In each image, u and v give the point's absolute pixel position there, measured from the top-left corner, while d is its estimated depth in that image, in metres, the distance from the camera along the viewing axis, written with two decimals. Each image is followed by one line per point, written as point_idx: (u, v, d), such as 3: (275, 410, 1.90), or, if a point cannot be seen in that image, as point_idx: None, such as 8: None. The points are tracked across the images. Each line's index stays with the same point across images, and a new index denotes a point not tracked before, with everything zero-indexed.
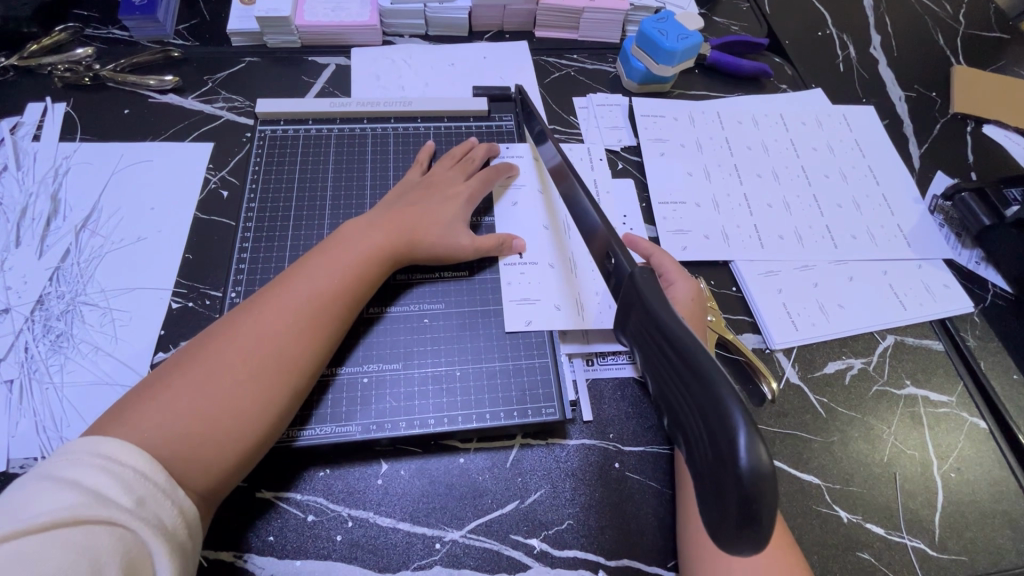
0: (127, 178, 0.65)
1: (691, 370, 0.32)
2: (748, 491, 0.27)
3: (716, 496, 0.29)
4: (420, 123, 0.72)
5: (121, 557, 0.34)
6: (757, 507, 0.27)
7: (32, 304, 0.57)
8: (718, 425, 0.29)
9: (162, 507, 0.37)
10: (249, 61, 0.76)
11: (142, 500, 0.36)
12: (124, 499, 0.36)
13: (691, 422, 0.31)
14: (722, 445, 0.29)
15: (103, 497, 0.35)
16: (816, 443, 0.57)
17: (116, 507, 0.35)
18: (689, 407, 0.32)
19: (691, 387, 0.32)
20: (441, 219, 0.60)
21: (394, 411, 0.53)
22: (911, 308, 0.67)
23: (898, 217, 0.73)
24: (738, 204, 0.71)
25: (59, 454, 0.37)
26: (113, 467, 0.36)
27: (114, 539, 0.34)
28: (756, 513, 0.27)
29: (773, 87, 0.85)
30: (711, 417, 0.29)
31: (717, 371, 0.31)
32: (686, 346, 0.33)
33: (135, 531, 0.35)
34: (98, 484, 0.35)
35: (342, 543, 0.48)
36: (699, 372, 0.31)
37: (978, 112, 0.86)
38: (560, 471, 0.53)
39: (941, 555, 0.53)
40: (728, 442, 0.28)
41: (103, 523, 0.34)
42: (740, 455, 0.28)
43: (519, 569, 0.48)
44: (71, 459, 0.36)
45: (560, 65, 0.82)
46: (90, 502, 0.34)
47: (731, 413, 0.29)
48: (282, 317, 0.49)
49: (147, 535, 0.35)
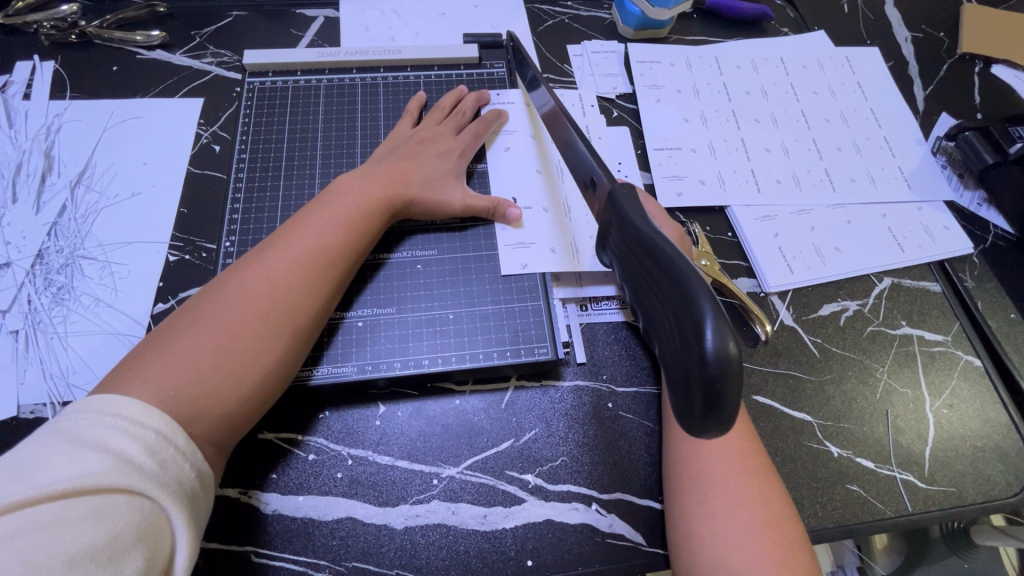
0: (119, 135, 0.65)
1: (674, 289, 0.32)
2: (720, 407, 0.29)
3: (689, 414, 0.30)
4: (410, 72, 0.71)
5: (142, 526, 0.35)
6: (728, 416, 0.29)
7: (32, 258, 0.58)
8: (692, 326, 0.30)
9: (181, 467, 0.39)
10: (236, 15, 0.75)
11: (163, 463, 0.37)
12: (145, 462, 0.36)
13: (672, 352, 0.32)
14: (694, 348, 0.29)
15: (126, 462, 0.35)
16: (809, 382, 0.58)
17: (138, 473, 0.36)
18: (667, 319, 0.32)
19: (667, 297, 0.32)
20: (435, 171, 0.60)
21: (389, 352, 0.54)
22: (908, 248, 0.66)
23: (898, 159, 0.72)
24: (736, 149, 0.70)
25: (80, 412, 0.37)
26: (130, 426, 0.37)
27: (134, 508, 0.35)
28: (726, 416, 0.29)
29: (773, 30, 0.83)
30: (684, 322, 0.30)
31: (698, 284, 0.31)
32: (679, 270, 0.32)
33: (152, 498, 0.36)
34: (119, 446, 0.36)
35: (343, 480, 0.50)
36: (677, 280, 0.31)
37: (986, 52, 0.83)
38: (554, 412, 0.54)
39: (930, 487, 0.54)
40: (700, 344, 0.29)
41: (123, 491, 0.35)
42: (725, 383, 0.28)
43: (514, 503, 0.50)
44: (92, 418, 0.37)
45: (554, 12, 0.80)
46: (110, 471, 0.34)
47: (704, 320, 0.29)
48: (290, 274, 0.49)
49: (167, 502, 0.37)
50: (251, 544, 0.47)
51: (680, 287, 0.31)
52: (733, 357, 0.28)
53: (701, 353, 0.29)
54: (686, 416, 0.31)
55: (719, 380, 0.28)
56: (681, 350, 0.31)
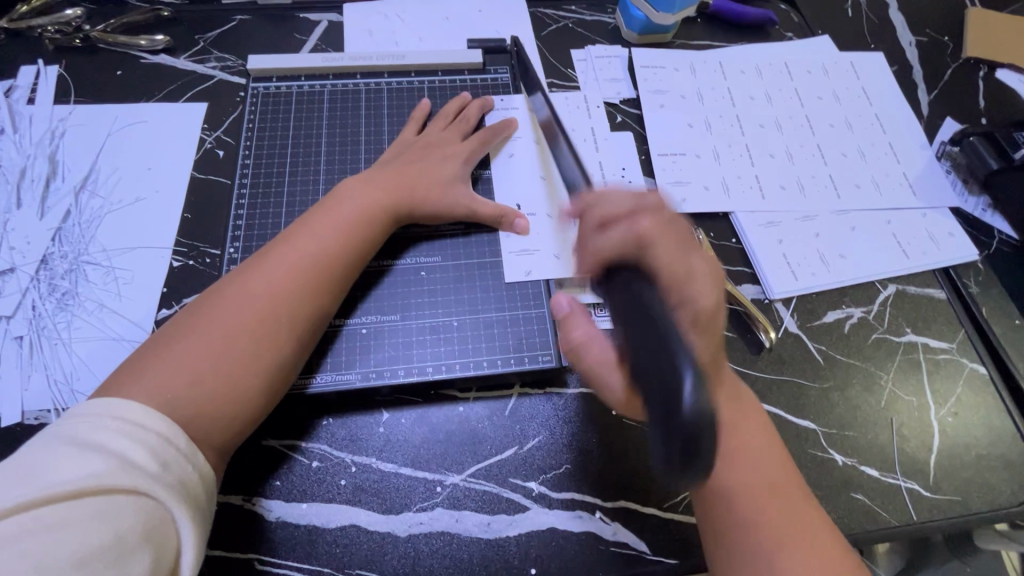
0: (123, 140, 0.65)
1: (654, 343, 0.33)
2: (695, 458, 0.30)
3: (667, 460, 0.31)
4: (414, 77, 0.71)
5: (147, 526, 0.35)
6: (702, 465, 0.30)
7: (36, 263, 0.58)
8: (669, 379, 0.31)
9: (183, 468, 0.38)
10: (239, 19, 0.75)
11: (166, 464, 0.37)
12: (148, 463, 0.36)
13: (652, 401, 0.33)
14: (669, 401, 0.31)
15: (129, 463, 0.35)
16: (813, 389, 0.58)
17: (141, 473, 0.36)
18: (644, 370, 0.34)
19: (647, 348, 0.33)
20: (439, 175, 0.60)
21: (393, 359, 0.54)
22: (913, 255, 0.66)
23: (903, 165, 0.72)
24: (740, 155, 0.70)
25: (82, 415, 0.37)
26: (132, 428, 0.37)
27: (139, 508, 0.35)
28: (701, 464, 0.30)
29: (778, 35, 0.82)
30: (662, 374, 0.31)
31: (676, 340, 0.32)
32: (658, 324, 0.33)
33: (157, 498, 0.36)
34: (122, 448, 0.36)
35: (347, 487, 0.50)
36: (657, 335, 0.33)
37: (991, 57, 0.83)
38: (558, 419, 0.54)
39: (935, 495, 0.54)
40: (674, 397, 0.30)
41: (126, 491, 0.35)
42: (699, 433, 0.29)
43: (518, 511, 0.50)
44: (94, 420, 0.37)
45: (558, 17, 0.80)
46: (114, 471, 0.35)
47: (679, 376, 0.30)
48: (291, 278, 0.49)
49: (171, 501, 0.36)
50: (255, 551, 0.47)
51: (660, 342, 0.32)
52: (706, 411, 0.29)
53: (675, 406, 0.30)
54: (665, 462, 0.32)
55: (694, 431, 0.29)
56: (659, 400, 0.32)
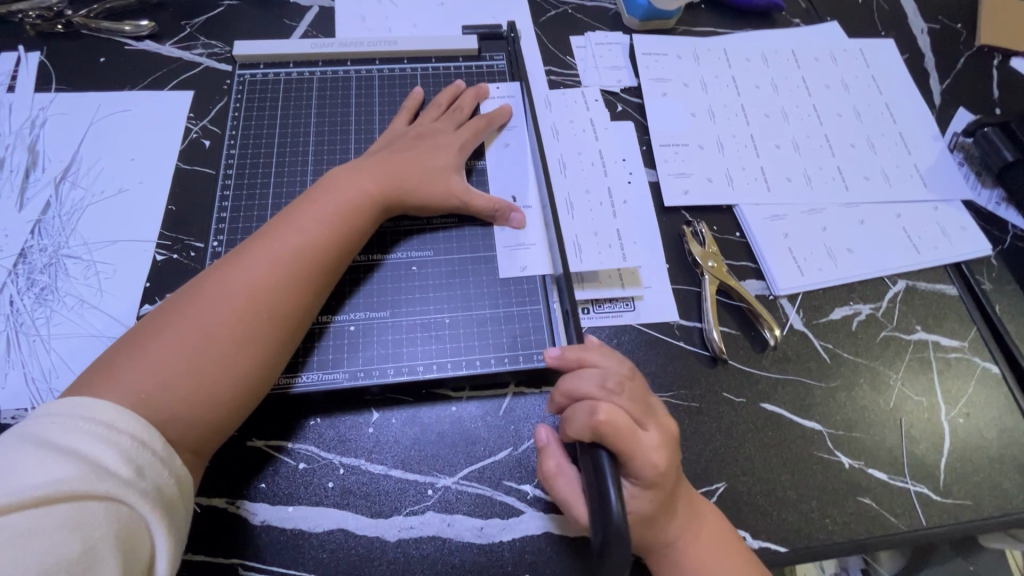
0: (106, 129, 0.63)
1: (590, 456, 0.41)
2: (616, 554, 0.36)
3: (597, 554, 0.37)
4: (406, 64, 0.69)
5: (119, 534, 0.33)
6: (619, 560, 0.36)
7: (15, 257, 0.56)
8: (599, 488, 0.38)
9: (159, 473, 0.37)
10: (227, 5, 0.72)
11: (140, 470, 0.35)
12: (122, 468, 0.35)
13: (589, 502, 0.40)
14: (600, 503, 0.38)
15: (101, 469, 0.34)
16: (819, 389, 0.56)
17: (114, 479, 0.34)
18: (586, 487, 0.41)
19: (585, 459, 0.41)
20: (430, 165, 0.58)
21: (383, 357, 0.52)
22: (924, 250, 0.63)
23: (914, 156, 0.69)
24: (744, 145, 0.68)
25: (52, 415, 0.35)
26: (104, 431, 0.35)
27: (111, 516, 0.33)
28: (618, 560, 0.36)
29: (785, 21, 0.79)
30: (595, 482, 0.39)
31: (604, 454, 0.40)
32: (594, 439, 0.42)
33: (131, 505, 0.34)
34: (94, 453, 0.34)
35: (335, 490, 0.48)
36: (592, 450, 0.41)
37: (1005, 44, 0.80)
38: (553, 420, 0.52)
39: (945, 499, 0.52)
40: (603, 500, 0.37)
41: (99, 498, 0.33)
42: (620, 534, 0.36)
43: (512, 514, 0.48)
44: (64, 422, 0.35)
45: (557, 2, 0.77)
46: (84, 477, 0.33)
47: (606, 484, 0.38)
48: (272, 274, 0.47)
49: (146, 508, 0.35)
50: (239, 556, 0.45)
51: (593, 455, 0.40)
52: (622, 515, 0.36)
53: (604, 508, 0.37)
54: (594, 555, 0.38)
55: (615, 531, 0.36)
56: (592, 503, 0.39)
